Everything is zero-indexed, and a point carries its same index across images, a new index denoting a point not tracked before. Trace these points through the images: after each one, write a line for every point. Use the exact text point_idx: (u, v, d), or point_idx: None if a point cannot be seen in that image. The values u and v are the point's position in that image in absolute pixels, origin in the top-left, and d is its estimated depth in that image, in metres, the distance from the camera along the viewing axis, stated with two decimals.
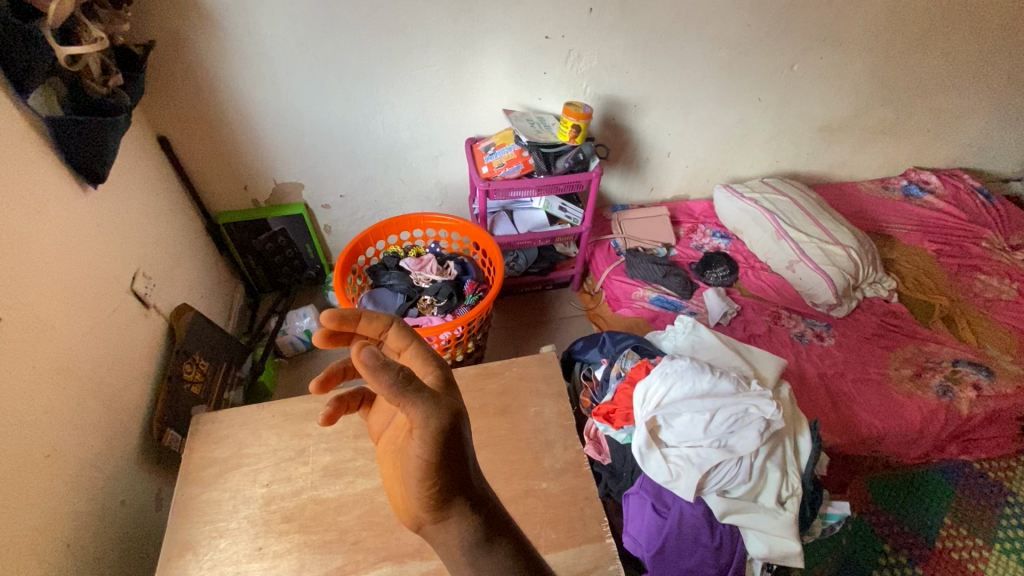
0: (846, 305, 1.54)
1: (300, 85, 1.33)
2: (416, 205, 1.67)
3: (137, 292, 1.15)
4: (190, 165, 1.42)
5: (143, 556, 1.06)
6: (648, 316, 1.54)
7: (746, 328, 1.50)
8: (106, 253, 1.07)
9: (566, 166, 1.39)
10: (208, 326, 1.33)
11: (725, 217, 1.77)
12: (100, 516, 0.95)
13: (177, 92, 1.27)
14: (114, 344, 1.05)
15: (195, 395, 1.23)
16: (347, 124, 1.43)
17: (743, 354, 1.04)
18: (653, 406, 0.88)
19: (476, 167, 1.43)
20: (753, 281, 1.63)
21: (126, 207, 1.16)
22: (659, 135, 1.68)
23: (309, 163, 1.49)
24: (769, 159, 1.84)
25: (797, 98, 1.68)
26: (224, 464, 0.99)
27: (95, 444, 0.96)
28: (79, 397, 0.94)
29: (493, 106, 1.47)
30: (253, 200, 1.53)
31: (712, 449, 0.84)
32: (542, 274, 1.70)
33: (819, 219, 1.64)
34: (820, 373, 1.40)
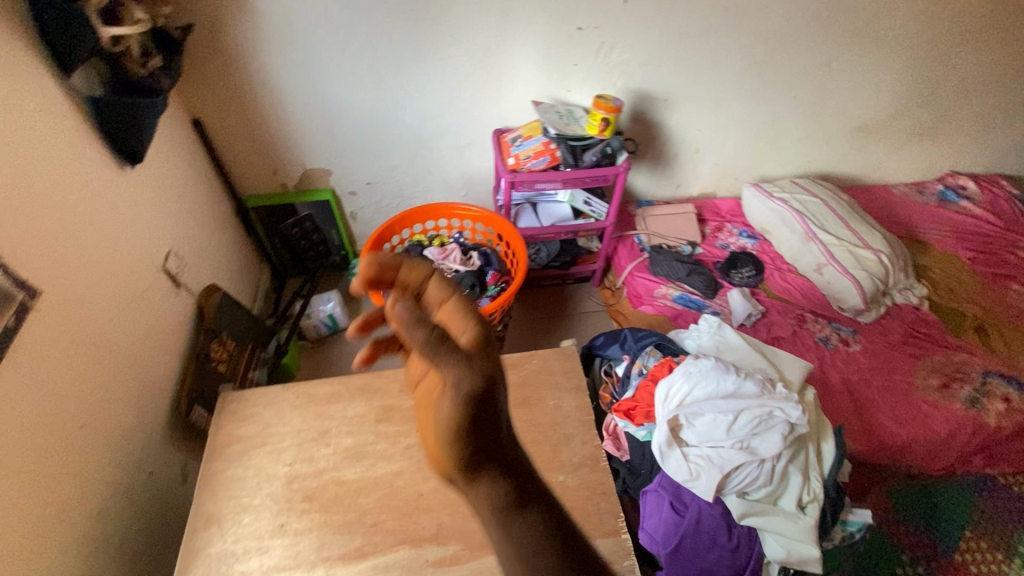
0: (874, 311, 1.51)
1: (331, 71, 1.34)
2: (441, 195, 1.67)
3: (169, 271, 1.18)
4: (222, 148, 1.44)
5: (169, 526, 1.10)
6: (670, 315, 1.52)
7: (770, 330, 1.48)
8: (140, 232, 1.10)
9: (593, 160, 1.38)
10: (234, 306, 1.36)
11: (752, 217, 1.74)
12: (130, 486, 0.98)
13: (212, 75, 1.29)
14: (147, 320, 1.08)
15: (221, 374, 1.26)
16: (376, 111, 1.43)
17: (769, 357, 1.02)
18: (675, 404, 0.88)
19: (503, 158, 1.42)
20: (778, 282, 1.60)
21: (161, 187, 1.18)
22: (689, 131, 1.65)
23: (337, 150, 1.50)
24: (801, 158, 1.80)
25: (833, 96, 1.64)
26: (248, 442, 1.01)
27: (126, 417, 0.99)
28: (113, 370, 0.97)
29: (522, 97, 1.46)
30: (281, 184, 1.55)
31: (734, 450, 0.83)
32: (563, 268, 1.70)
33: (850, 221, 1.60)
34: (844, 379, 1.38)
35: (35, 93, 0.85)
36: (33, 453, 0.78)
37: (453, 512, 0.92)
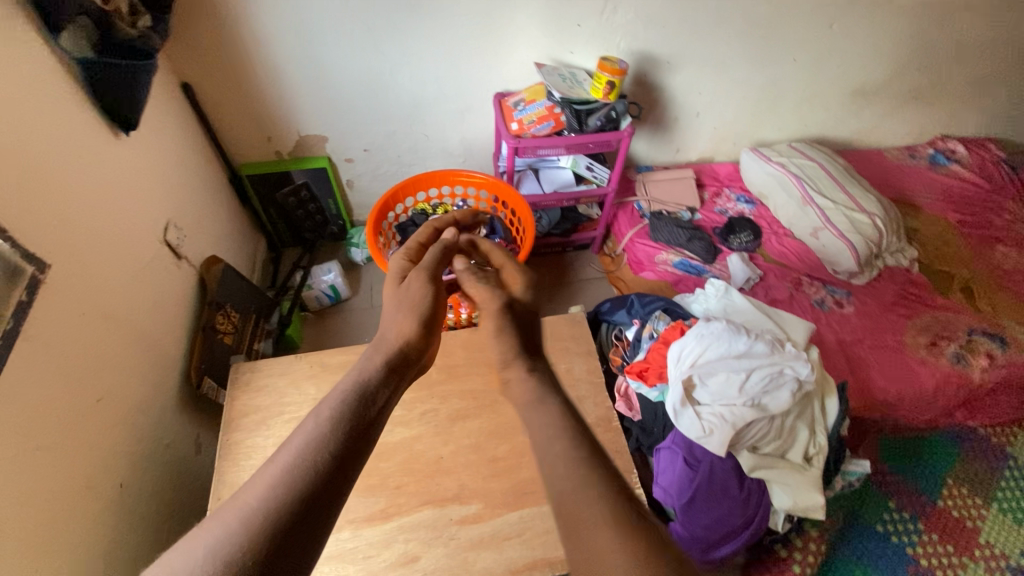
0: (867, 273, 1.55)
1: (327, 33, 1.29)
2: (440, 161, 1.65)
3: (170, 242, 1.16)
4: (213, 114, 1.39)
5: (187, 496, 1.11)
6: (671, 280, 1.55)
7: (768, 294, 1.51)
8: (140, 202, 1.07)
9: (598, 125, 1.37)
10: (236, 277, 1.33)
11: (750, 182, 1.75)
12: (148, 457, 0.99)
13: (201, 36, 1.23)
14: (152, 292, 1.06)
15: (228, 345, 1.25)
16: (374, 75, 1.39)
17: (774, 319, 1.05)
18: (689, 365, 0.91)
19: (505, 122, 1.40)
20: (775, 246, 1.63)
21: (156, 155, 1.14)
22: (689, 95, 1.64)
23: (333, 116, 1.46)
24: (798, 123, 1.81)
25: (833, 59, 1.64)
26: (266, 412, 1.02)
27: (140, 391, 0.98)
28: (123, 344, 0.95)
29: (523, 60, 1.43)
30: (275, 151, 1.51)
31: (746, 407, 0.87)
32: (564, 235, 1.71)
33: (846, 185, 1.62)
34: (839, 339, 1.43)
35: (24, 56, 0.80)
36: (56, 427, 0.77)
37: (474, 473, 0.95)
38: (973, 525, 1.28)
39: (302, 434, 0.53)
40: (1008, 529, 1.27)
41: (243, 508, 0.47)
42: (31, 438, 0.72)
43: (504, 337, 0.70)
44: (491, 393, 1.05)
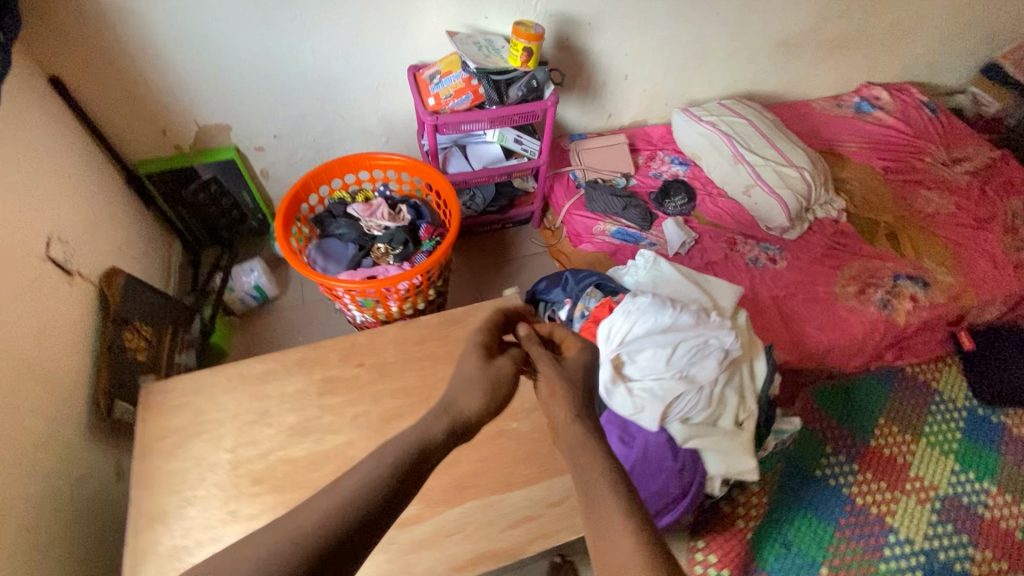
0: (797, 228, 1.58)
1: (212, 10, 1.17)
2: (361, 144, 1.55)
3: (54, 259, 1.04)
4: (95, 108, 1.25)
5: (111, 528, 1.04)
6: (609, 251, 1.53)
7: (704, 256, 1.52)
8: (10, 215, 0.95)
9: (519, 95, 1.31)
10: (143, 288, 1.23)
11: (683, 143, 1.73)
12: (56, 494, 0.91)
13: (64, 20, 1.09)
14: (39, 315, 0.96)
15: (141, 362, 1.16)
16: (275, 55, 1.28)
17: (702, 285, 1.05)
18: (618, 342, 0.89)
19: (421, 98, 1.32)
20: (710, 208, 1.63)
21: (24, 160, 1.02)
22: (615, 57, 1.59)
23: (234, 102, 1.34)
24: (727, 79, 1.79)
25: (755, 11, 1.61)
26: (183, 433, 0.95)
27: (35, 425, 0.90)
28: (6, 376, 0.86)
29: (435, 29, 1.34)
30: (176, 146, 1.39)
31: (675, 380, 0.87)
32: (501, 212, 1.66)
33: (774, 140, 1.63)
34: (773, 295, 1.45)
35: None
36: None
37: None
38: (903, 461, 1.35)
39: (324, 489, 0.49)
40: (934, 461, 1.35)
41: (277, 540, 0.45)
42: None
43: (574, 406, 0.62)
44: (425, 388, 1.01)
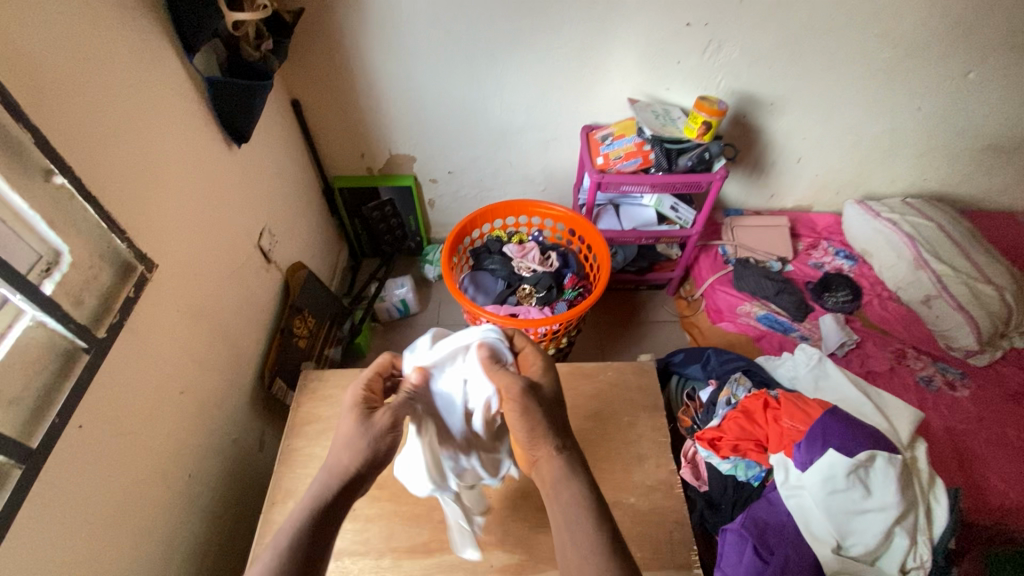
0: (988, 354, 1.36)
1: (427, 60, 1.33)
2: (521, 188, 1.66)
3: (262, 248, 1.23)
4: (315, 128, 1.48)
5: (248, 491, 1.14)
6: (752, 335, 1.45)
7: (864, 363, 1.37)
8: (241, 208, 1.14)
9: (688, 166, 1.32)
10: (318, 286, 1.40)
11: (853, 236, 1.61)
12: (216, 451, 1.03)
13: (315, 57, 1.31)
14: (242, 292, 1.13)
15: (300, 349, 1.30)
16: (468, 102, 1.42)
17: (874, 400, 0.97)
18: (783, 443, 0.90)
19: (590, 156, 1.38)
20: (877, 311, 1.48)
21: (258, 165, 1.22)
22: (792, 139, 1.53)
23: (423, 138, 1.51)
24: (914, 176, 1.64)
25: (964, 110, 1.47)
26: (327, 423, 1.04)
27: (219, 386, 1.03)
28: (211, 339, 1.01)
29: (615, 95, 1.41)
30: (368, 168, 1.59)
31: (849, 486, 0.81)
32: (639, 273, 1.63)
33: (970, 251, 1.47)
34: (948, 428, 1.24)
35: (152, 62, 0.87)
36: (143, 418, 0.82)
37: (521, 521, 0.91)
38: None
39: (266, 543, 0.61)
40: None
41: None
42: (114, 424, 0.76)
43: (528, 421, 0.72)
44: None
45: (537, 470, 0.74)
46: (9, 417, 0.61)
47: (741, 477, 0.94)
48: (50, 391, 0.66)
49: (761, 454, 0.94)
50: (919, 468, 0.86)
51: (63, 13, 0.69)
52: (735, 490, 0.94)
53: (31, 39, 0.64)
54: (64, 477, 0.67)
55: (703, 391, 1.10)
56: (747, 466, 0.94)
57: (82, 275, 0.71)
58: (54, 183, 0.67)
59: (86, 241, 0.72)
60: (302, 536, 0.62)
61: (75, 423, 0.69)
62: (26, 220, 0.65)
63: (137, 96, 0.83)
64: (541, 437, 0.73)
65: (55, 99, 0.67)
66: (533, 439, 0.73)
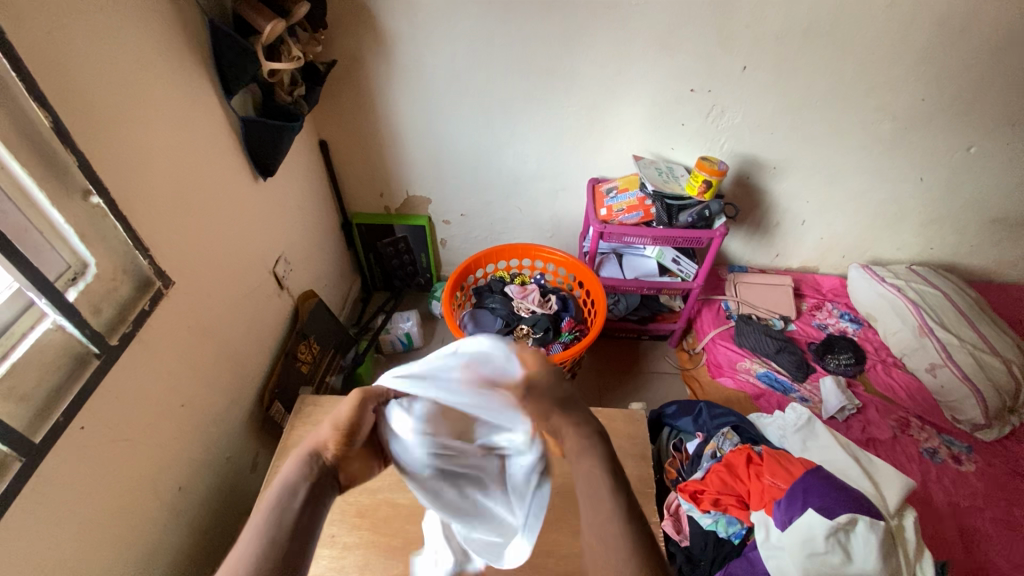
0: (996, 429, 1.32)
1: (447, 111, 1.43)
2: (529, 234, 1.72)
3: (277, 274, 1.29)
4: (339, 167, 1.58)
5: (235, 511, 1.15)
6: (751, 393, 1.45)
7: (866, 430, 1.34)
8: (260, 236, 1.21)
9: (688, 221, 1.35)
10: (327, 314, 1.45)
11: (858, 300, 1.62)
12: (207, 468, 1.05)
13: (343, 102, 1.42)
14: (251, 315, 1.18)
15: (302, 374, 1.34)
16: (482, 151, 1.51)
17: (865, 464, 1.04)
18: (765, 503, 0.97)
19: (595, 208, 1.45)
20: (882, 377, 1.46)
21: (281, 197, 1.30)
22: (795, 202, 1.57)
23: (439, 183, 1.60)
24: (921, 244, 1.65)
25: (968, 183, 1.49)
26: None
27: (219, 403, 1.07)
28: (216, 357, 1.05)
29: (622, 151, 1.48)
30: (386, 206, 1.68)
31: (827, 547, 0.86)
32: (641, 323, 1.64)
33: (976, 323, 1.47)
34: (951, 502, 1.20)
35: (194, 101, 0.97)
36: (141, 426, 0.86)
37: None
38: None
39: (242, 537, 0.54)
40: None
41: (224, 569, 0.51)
42: (113, 429, 0.80)
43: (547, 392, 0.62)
44: None
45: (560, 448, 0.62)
46: (17, 412, 0.66)
47: (722, 534, 1.01)
48: (58, 390, 0.71)
49: (741, 511, 1.01)
50: (899, 538, 0.91)
51: (115, 54, 0.78)
52: (715, 547, 1.00)
53: (87, 77, 0.73)
54: (59, 474, 0.71)
55: (688, 442, 1.17)
56: (728, 522, 1.01)
57: (103, 286, 0.78)
58: (90, 202, 0.74)
59: (111, 256, 0.79)
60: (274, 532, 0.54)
61: (77, 424, 0.73)
62: (59, 232, 0.72)
63: (176, 130, 0.92)
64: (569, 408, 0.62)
65: (101, 129, 0.75)
66: (559, 409, 0.61)
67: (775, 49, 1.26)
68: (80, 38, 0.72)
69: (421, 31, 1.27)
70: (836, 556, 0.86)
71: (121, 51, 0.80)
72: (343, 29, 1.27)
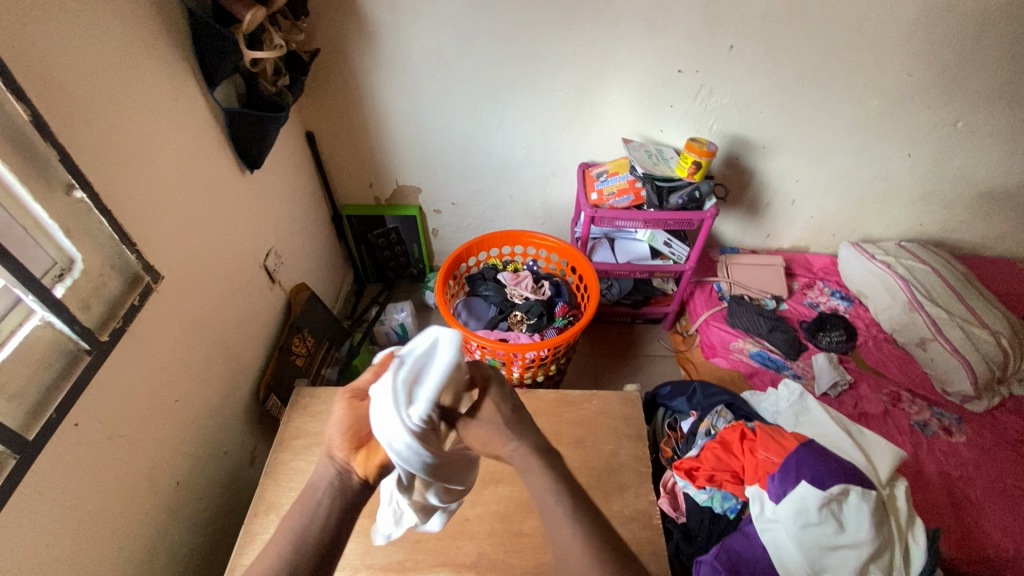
0: (985, 400, 1.35)
1: (433, 98, 1.41)
2: (521, 221, 1.72)
3: (268, 267, 1.29)
4: (328, 158, 1.56)
5: (234, 505, 1.16)
6: (745, 372, 1.47)
7: (858, 405, 1.36)
8: (249, 230, 1.20)
9: (679, 203, 1.36)
10: (319, 307, 1.45)
11: (849, 278, 1.64)
12: (205, 461, 1.05)
13: (329, 92, 1.40)
14: (244, 309, 1.18)
15: (298, 367, 1.34)
16: (471, 138, 1.50)
17: (856, 437, 1.06)
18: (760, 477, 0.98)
19: (586, 192, 1.44)
20: (872, 352, 1.48)
21: (268, 190, 1.29)
22: (785, 181, 1.57)
23: (428, 172, 1.59)
24: (909, 221, 1.67)
25: (955, 158, 1.50)
26: (314, 438, 1.06)
27: (214, 397, 1.07)
28: (210, 351, 1.05)
29: (612, 134, 1.48)
30: (375, 197, 1.67)
31: (820, 518, 0.88)
32: (634, 307, 1.65)
33: (964, 296, 1.49)
34: (942, 473, 1.22)
35: (177, 95, 0.96)
36: (136, 421, 0.85)
37: (497, 544, 0.90)
38: None
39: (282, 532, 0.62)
40: None
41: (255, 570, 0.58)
42: (109, 425, 0.80)
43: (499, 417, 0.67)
44: None
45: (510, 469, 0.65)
46: (10, 409, 0.66)
47: (718, 509, 1.02)
48: (51, 387, 0.71)
49: (736, 486, 1.03)
50: (890, 507, 0.93)
51: (92, 45, 0.77)
52: (711, 523, 1.02)
53: (66, 70, 0.72)
54: (56, 471, 0.71)
55: (684, 421, 1.19)
56: (723, 497, 1.02)
57: (91, 282, 0.77)
58: (73, 197, 0.73)
59: (97, 251, 0.78)
60: (303, 540, 0.61)
61: (71, 420, 0.73)
62: (45, 228, 0.71)
63: (158, 122, 0.91)
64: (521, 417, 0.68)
65: (81, 122, 0.74)
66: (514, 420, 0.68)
67: (762, 28, 1.25)
68: (58, 31, 0.71)
69: (405, 17, 1.26)
70: (828, 526, 0.88)
71: (100, 43, 0.78)
72: (326, 17, 1.26)
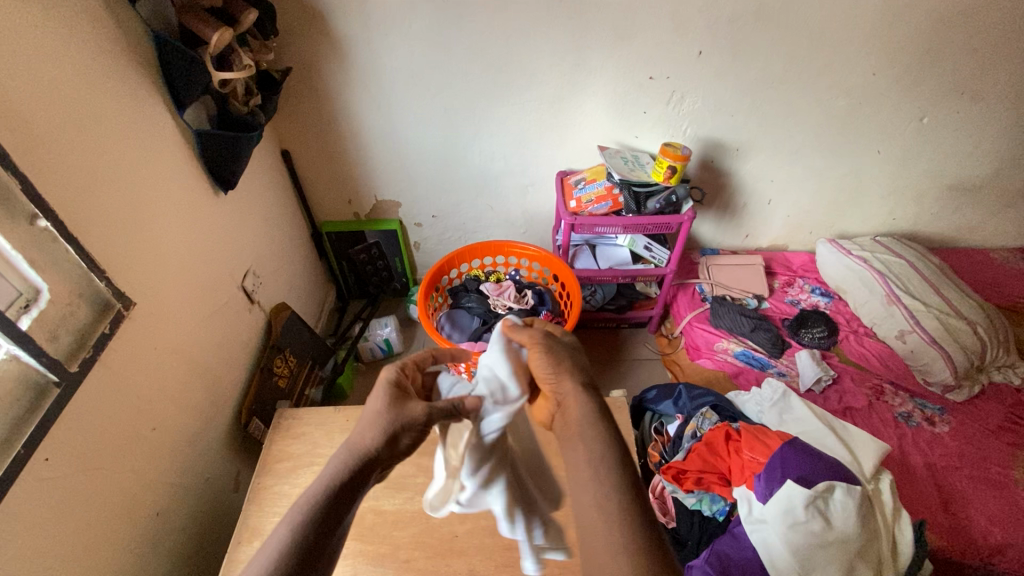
0: (966, 390, 1.36)
1: (408, 112, 1.42)
2: (502, 231, 1.73)
3: (246, 288, 1.27)
4: (305, 176, 1.55)
5: (217, 532, 1.13)
6: (731, 372, 1.48)
7: (842, 399, 1.37)
8: (225, 252, 1.19)
9: (657, 208, 1.37)
10: (301, 325, 1.43)
11: (829, 274, 1.66)
12: (185, 489, 1.02)
13: (303, 110, 1.39)
14: (222, 332, 1.16)
15: (280, 388, 1.32)
16: (448, 151, 1.50)
17: (840, 433, 1.07)
18: (746, 480, 0.99)
19: (565, 200, 1.45)
20: (854, 347, 1.51)
21: (243, 210, 1.27)
22: (760, 181, 1.60)
23: (407, 186, 1.59)
24: (883, 216, 1.70)
25: (923, 153, 1.53)
26: (298, 460, 1.04)
27: (193, 424, 1.04)
28: (189, 376, 1.03)
29: (587, 143, 1.49)
30: (355, 213, 1.66)
31: (808, 516, 0.88)
32: (619, 311, 1.65)
33: (940, 287, 1.51)
34: (928, 463, 1.23)
35: (147, 120, 0.95)
36: (111, 453, 0.83)
37: (488, 559, 0.88)
38: None
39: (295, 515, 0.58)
40: None
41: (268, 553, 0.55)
42: (83, 459, 0.78)
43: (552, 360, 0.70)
44: None
45: (563, 415, 0.67)
46: None
47: (706, 512, 1.04)
48: (18, 424, 0.68)
49: (723, 488, 1.04)
50: (875, 502, 0.94)
51: (54, 72, 0.76)
52: (701, 526, 1.02)
53: (27, 98, 0.71)
54: (26, 511, 0.68)
55: (670, 424, 1.20)
56: (711, 500, 1.04)
57: (59, 311, 0.75)
58: (38, 226, 0.72)
59: (65, 281, 0.76)
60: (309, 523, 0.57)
61: (41, 455, 0.71)
62: (7, 260, 0.70)
63: (126, 147, 0.90)
64: (564, 372, 0.69)
65: (46, 150, 0.73)
66: (558, 372, 0.69)
67: (728, 34, 1.28)
68: (18, 59, 0.70)
69: (376, 32, 1.26)
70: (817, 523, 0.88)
71: (61, 69, 0.77)
72: (297, 36, 1.25)
